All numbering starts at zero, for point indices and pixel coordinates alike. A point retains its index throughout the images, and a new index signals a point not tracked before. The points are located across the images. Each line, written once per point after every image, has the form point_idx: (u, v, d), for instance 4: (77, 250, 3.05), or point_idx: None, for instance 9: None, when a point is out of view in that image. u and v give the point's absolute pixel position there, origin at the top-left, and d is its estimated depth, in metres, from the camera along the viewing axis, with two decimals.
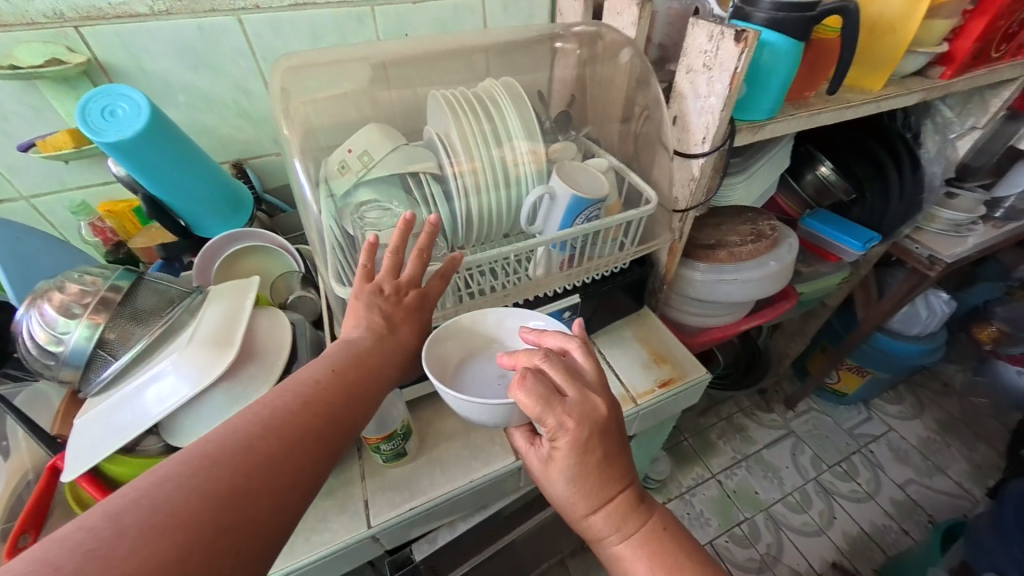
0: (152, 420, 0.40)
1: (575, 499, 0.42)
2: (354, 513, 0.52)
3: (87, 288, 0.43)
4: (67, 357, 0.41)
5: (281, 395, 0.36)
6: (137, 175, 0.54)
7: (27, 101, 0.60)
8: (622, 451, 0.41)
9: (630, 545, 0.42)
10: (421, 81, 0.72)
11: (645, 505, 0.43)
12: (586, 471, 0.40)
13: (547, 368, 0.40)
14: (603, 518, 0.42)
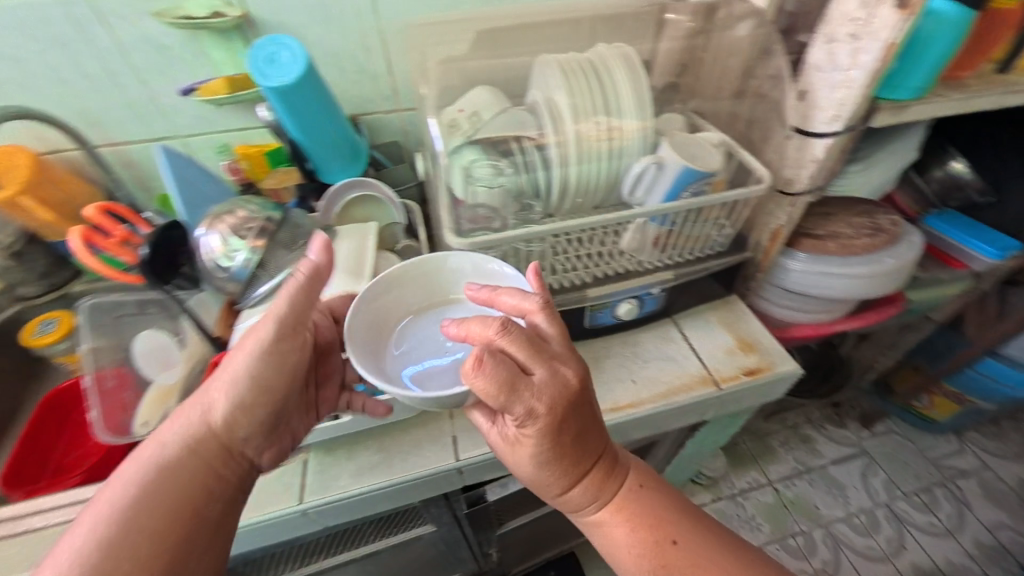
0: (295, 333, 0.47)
1: (549, 479, 0.44)
2: (443, 445, 0.57)
3: (252, 215, 0.50)
4: (234, 272, 0.48)
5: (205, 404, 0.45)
6: (285, 119, 0.60)
7: (192, 50, 0.69)
8: (589, 425, 0.43)
9: (611, 512, 0.45)
10: (528, 48, 0.73)
11: (620, 472, 0.46)
12: (557, 452, 0.41)
13: (506, 347, 0.39)
14: (581, 492, 0.44)
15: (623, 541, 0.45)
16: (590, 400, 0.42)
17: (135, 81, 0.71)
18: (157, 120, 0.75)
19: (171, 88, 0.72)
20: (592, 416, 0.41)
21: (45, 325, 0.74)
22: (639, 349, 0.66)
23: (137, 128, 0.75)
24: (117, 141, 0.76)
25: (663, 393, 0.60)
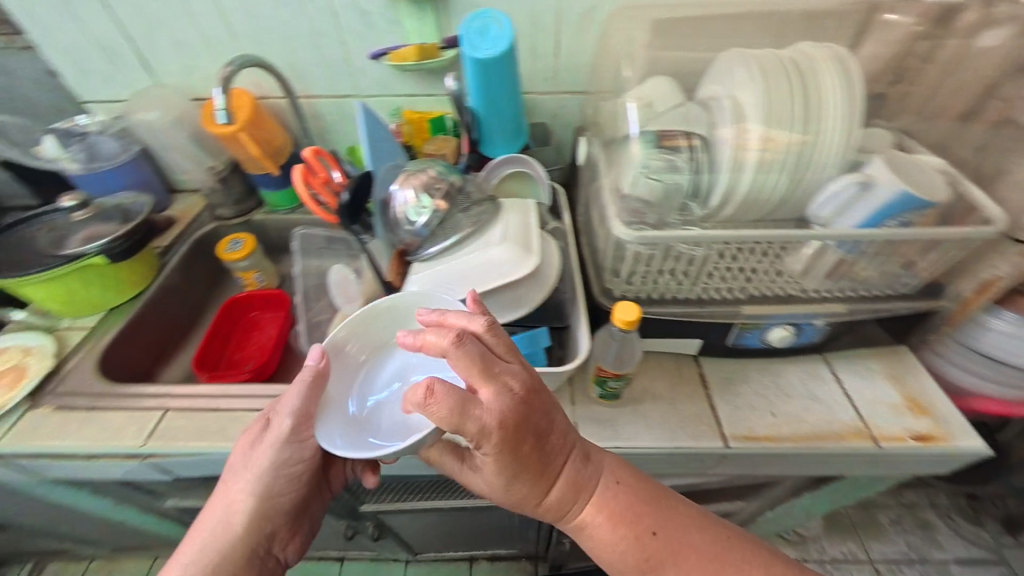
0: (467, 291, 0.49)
1: (523, 495, 0.42)
2: None
3: (439, 177, 0.55)
4: (417, 227, 0.53)
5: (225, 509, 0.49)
6: (473, 89, 0.63)
7: (388, 18, 0.76)
8: (556, 427, 0.41)
9: (593, 514, 0.43)
10: (708, 40, 0.69)
11: (595, 469, 0.44)
12: (521, 466, 0.40)
13: (458, 368, 0.38)
14: (560, 493, 0.43)
15: (608, 541, 0.43)
16: (551, 400, 0.40)
17: (336, 40, 0.79)
18: (344, 78, 0.84)
19: (363, 51, 0.80)
20: (547, 424, 0.40)
21: (235, 243, 0.89)
22: (781, 381, 0.60)
23: (328, 83, 0.84)
24: (310, 93, 0.86)
25: (807, 434, 0.54)
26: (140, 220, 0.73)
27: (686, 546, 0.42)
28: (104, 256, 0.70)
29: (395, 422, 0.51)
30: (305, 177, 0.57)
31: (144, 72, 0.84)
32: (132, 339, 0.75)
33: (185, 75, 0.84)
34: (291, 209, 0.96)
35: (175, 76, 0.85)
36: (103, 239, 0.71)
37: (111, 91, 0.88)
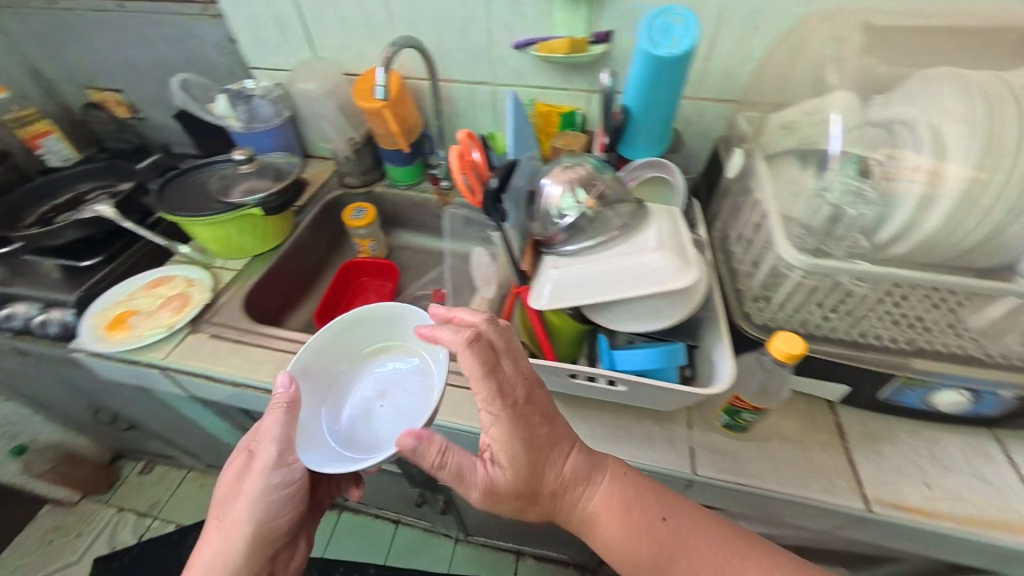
0: (610, 296, 0.46)
1: (533, 480, 0.45)
2: (679, 451, 0.53)
3: (593, 174, 0.53)
4: (566, 222, 0.52)
5: (219, 535, 0.54)
6: (631, 86, 0.60)
7: (539, 9, 0.75)
8: (553, 416, 0.46)
9: (596, 505, 0.46)
10: (912, 48, 0.58)
11: (593, 459, 0.48)
12: (529, 437, 0.44)
13: (471, 353, 0.45)
14: (563, 478, 0.46)
15: (621, 528, 0.46)
16: (549, 394, 0.46)
17: (483, 28, 0.80)
18: (482, 66, 0.85)
19: (507, 41, 0.80)
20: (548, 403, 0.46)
21: (359, 212, 0.96)
22: (938, 451, 0.53)
23: (465, 69, 0.86)
24: (447, 77, 0.88)
25: (970, 518, 0.47)
26: (290, 180, 0.80)
27: (695, 538, 0.45)
28: (259, 209, 0.77)
29: (367, 435, 0.60)
30: (463, 168, 0.57)
31: (305, 46, 0.92)
32: (269, 285, 0.84)
33: (339, 52, 0.91)
34: (409, 185, 1.01)
35: (330, 52, 0.91)
36: (261, 194, 0.79)
37: (274, 61, 0.97)
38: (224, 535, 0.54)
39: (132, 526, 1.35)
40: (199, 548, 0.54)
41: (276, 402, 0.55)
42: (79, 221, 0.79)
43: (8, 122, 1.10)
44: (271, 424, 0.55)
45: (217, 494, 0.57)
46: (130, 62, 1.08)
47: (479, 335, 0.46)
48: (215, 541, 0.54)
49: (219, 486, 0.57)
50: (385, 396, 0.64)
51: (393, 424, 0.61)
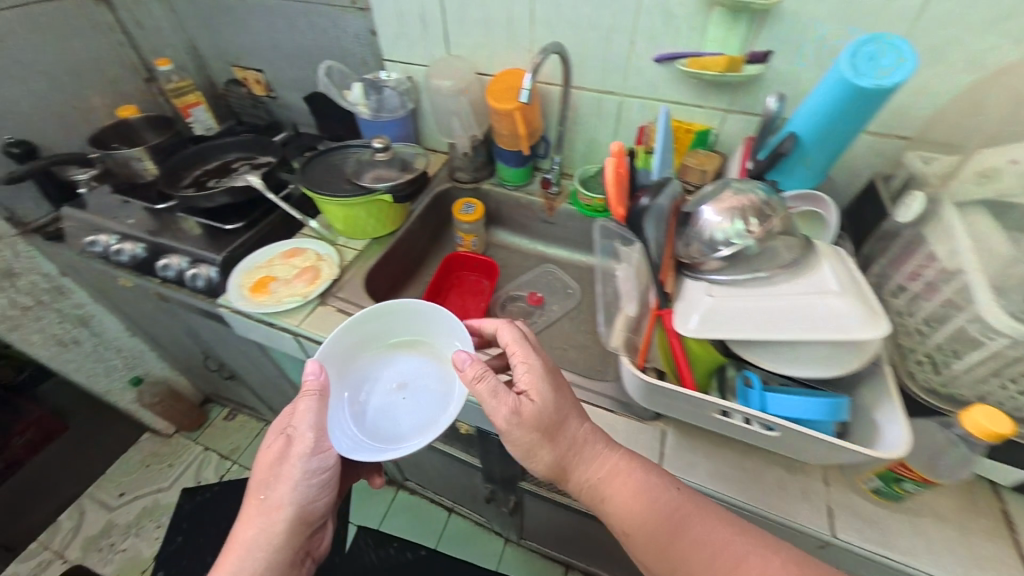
0: (782, 335, 0.45)
1: (556, 434, 0.51)
2: (815, 508, 0.50)
3: (764, 205, 0.50)
4: (731, 253, 0.49)
5: (260, 516, 0.58)
6: (808, 112, 0.57)
7: (690, 23, 0.73)
8: (564, 388, 0.54)
9: (601, 473, 0.51)
10: None
11: (596, 433, 0.53)
12: (553, 392, 0.52)
13: (507, 339, 0.56)
14: (574, 445, 0.52)
15: (633, 492, 0.49)
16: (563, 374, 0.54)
17: (626, 38, 0.79)
18: (615, 76, 0.84)
19: (649, 53, 0.79)
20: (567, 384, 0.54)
21: (468, 207, 0.97)
22: None
23: (597, 78, 0.85)
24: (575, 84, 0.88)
25: None
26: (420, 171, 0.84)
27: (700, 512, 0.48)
28: (389, 196, 0.82)
29: (390, 426, 0.65)
30: (618, 183, 0.57)
31: (440, 43, 0.95)
32: (384, 267, 0.88)
33: (472, 50, 0.93)
34: (517, 186, 1.02)
35: (464, 50, 0.94)
36: (391, 182, 0.84)
37: (407, 54, 1.01)
38: (265, 516, 0.58)
39: (214, 466, 1.48)
40: (242, 525, 0.58)
41: (310, 391, 0.60)
42: (231, 188, 0.88)
43: (169, 92, 1.23)
44: (307, 415, 0.60)
45: (256, 476, 0.60)
46: (275, 45, 1.17)
47: (506, 327, 0.58)
48: (257, 521, 0.58)
49: (258, 467, 0.61)
50: (405, 390, 0.69)
51: (415, 418, 0.65)
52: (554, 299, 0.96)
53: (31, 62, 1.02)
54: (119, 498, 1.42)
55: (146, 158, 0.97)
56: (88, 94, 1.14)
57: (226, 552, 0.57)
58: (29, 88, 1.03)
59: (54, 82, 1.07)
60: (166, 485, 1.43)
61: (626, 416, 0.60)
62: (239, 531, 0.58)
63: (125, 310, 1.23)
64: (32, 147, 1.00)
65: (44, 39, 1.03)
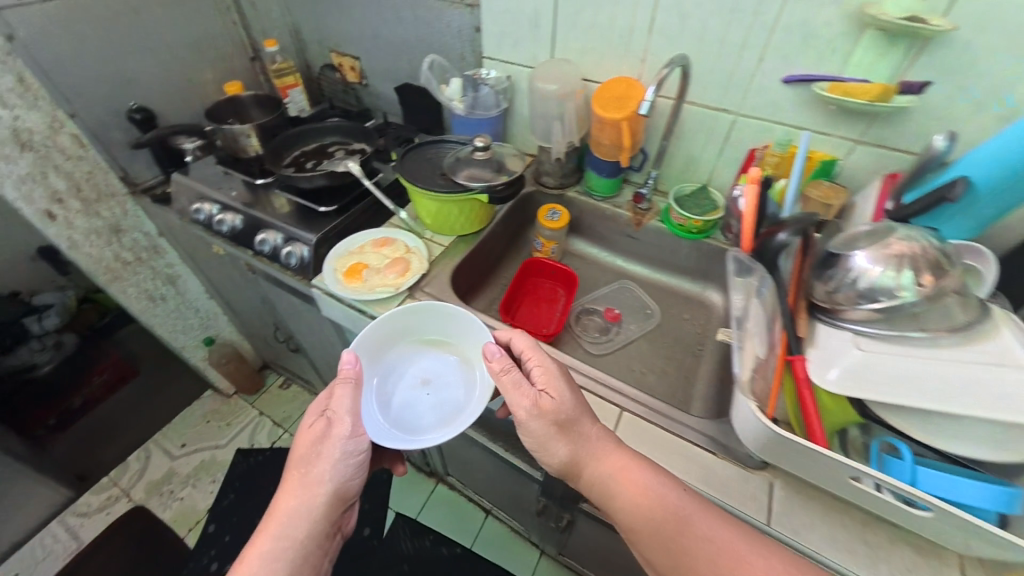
0: (950, 408, 0.40)
1: (568, 433, 0.55)
2: None
3: (932, 258, 0.46)
4: (893, 304, 0.45)
5: (301, 490, 0.57)
6: (992, 157, 0.52)
7: (832, 45, 0.68)
8: (576, 387, 0.58)
9: (612, 470, 0.53)
10: None
11: (605, 432, 0.56)
12: (567, 396, 0.56)
13: (523, 344, 0.62)
14: (588, 441, 0.55)
15: (642, 492, 0.51)
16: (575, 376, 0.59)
17: (754, 55, 0.74)
18: (732, 94, 0.79)
19: (777, 73, 0.73)
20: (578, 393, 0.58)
21: (553, 214, 0.95)
22: None
23: (714, 94, 0.81)
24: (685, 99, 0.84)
25: None
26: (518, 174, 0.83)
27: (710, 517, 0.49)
28: (487, 196, 0.81)
29: (414, 420, 0.66)
30: (757, 218, 0.57)
31: (547, 45, 0.93)
32: (468, 264, 0.88)
33: (579, 55, 0.91)
34: (604, 197, 0.99)
35: (571, 54, 0.91)
36: (486, 181, 0.83)
37: (509, 53, 1.00)
38: (305, 491, 0.57)
39: (267, 431, 1.56)
40: (281, 496, 0.58)
41: (344, 377, 0.61)
42: (330, 172, 0.90)
43: (272, 72, 1.26)
44: (344, 398, 0.60)
45: (294, 452, 0.60)
46: (376, 34, 1.18)
47: (519, 335, 0.64)
48: (297, 494, 0.57)
49: (296, 443, 0.60)
50: (429, 386, 0.69)
51: (438, 413, 0.66)
52: (632, 319, 0.93)
53: (158, 35, 1.08)
54: (181, 449, 1.52)
55: (253, 135, 0.99)
56: (201, 69, 1.20)
57: (263, 523, 0.56)
58: (154, 59, 1.09)
59: (175, 55, 1.13)
60: (222, 442, 1.52)
61: (727, 459, 0.56)
62: (277, 503, 0.57)
63: (210, 274, 1.30)
64: (151, 114, 1.07)
65: (172, 14, 1.09)
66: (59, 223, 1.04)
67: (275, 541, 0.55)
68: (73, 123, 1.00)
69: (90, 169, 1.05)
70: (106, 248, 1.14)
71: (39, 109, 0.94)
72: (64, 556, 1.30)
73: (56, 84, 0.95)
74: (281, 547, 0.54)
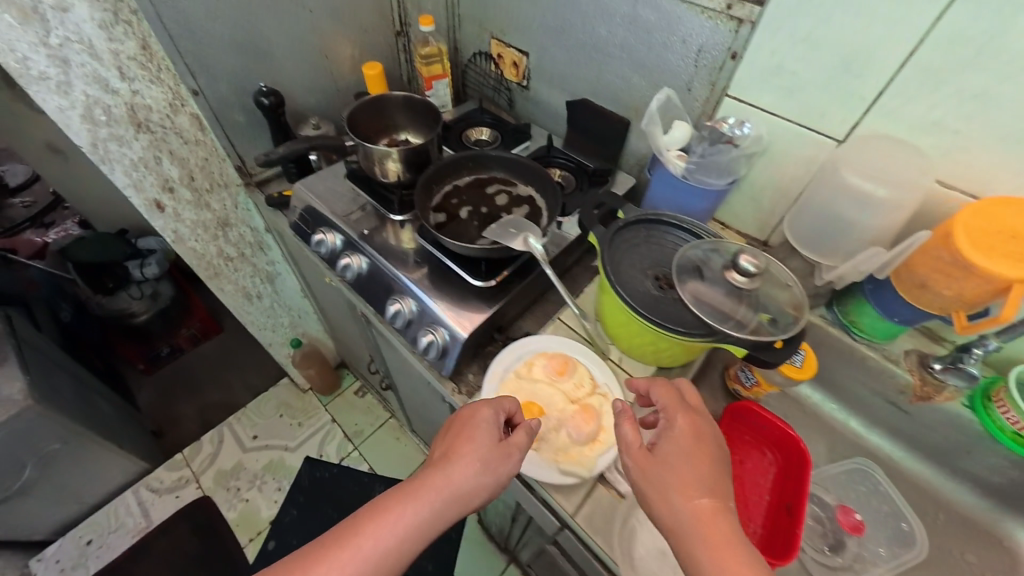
0: None
1: (655, 490, 0.45)
2: None
3: None
4: None
5: (464, 482, 0.48)
6: None
7: None
8: (701, 447, 0.47)
9: (708, 558, 0.40)
10: None
11: (722, 507, 0.43)
12: (668, 456, 0.46)
13: (656, 386, 0.52)
14: (677, 507, 0.44)
15: None
16: (711, 435, 0.47)
17: None
18: None
19: None
20: (700, 454, 0.46)
21: (795, 355, 0.66)
22: None
23: None
24: None
25: None
26: (796, 331, 0.53)
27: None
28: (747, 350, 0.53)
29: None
30: None
31: (860, 104, 0.60)
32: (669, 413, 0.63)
33: (920, 132, 0.57)
34: (868, 342, 0.67)
35: (903, 128, 0.58)
36: (733, 322, 0.54)
37: (777, 100, 0.67)
38: (466, 486, 0.48)
39: (337, 443, 1.49)
40: (457, 467, 0.49)
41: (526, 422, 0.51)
42: (500, 243, 0.65)
43: (419, 57, 1.00)
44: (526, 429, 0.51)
45: (479, 432, 0.51)
46: (562, 29, 0.88)
47: (658, 388, 0.52)
48: (470, 482, 0.49)
49: (482, 422, 0.52)
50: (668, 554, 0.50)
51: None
52: (878, 536, 0.66)
53: None
54: (252, 440, 1.47)
55: (395, 157, 0.74)
56: (340, 41, 0.96)
57: (425, 485, 0.48)
58: (292, 28, 0.87)
59: (315, 24, 0.89)
60: (292, 446, 1.46)
61: None
62: (444, 469, 0.49)
63: (312, 283, 1.16)
64: (281, 101, 0.86)
65: None
66: (167, 215, 0.88)
67: (415, 510, 0.47)
68: (196, 102, 0.81)
69: (206, 156, 0.88)
70: (211, 243, 0.99)
71: (161, 84, 0.75)
72: (135, 532, 1.30)
73: (182, 53, 0.75)
74: (431, 520, 0.47)
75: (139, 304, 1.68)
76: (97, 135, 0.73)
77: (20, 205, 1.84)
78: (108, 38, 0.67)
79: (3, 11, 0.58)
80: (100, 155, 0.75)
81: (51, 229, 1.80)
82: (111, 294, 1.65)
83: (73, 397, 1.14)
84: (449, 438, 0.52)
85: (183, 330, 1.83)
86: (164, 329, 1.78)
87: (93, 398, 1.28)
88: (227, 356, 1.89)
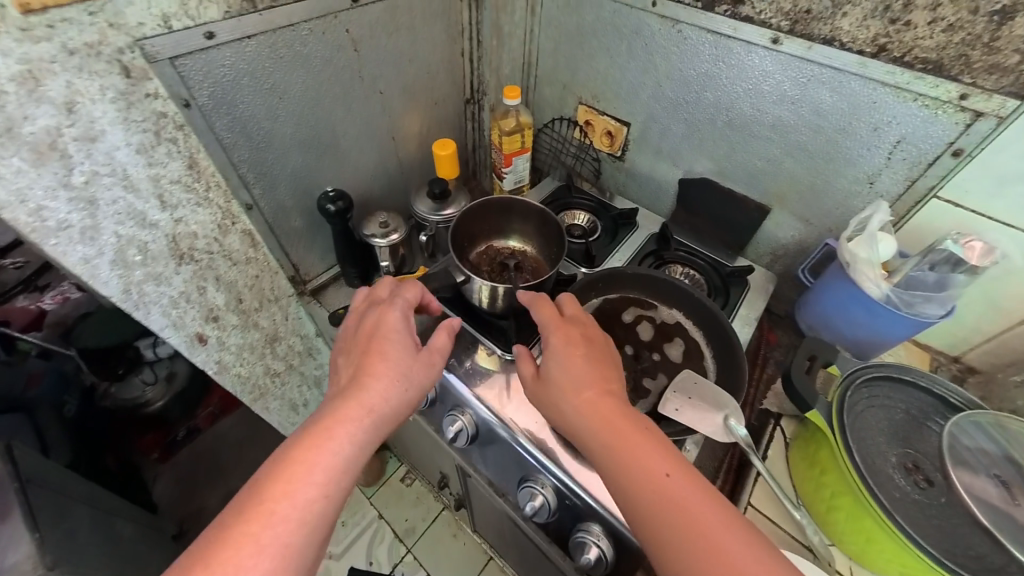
0: None
1: (551, 402, 0.47)
2: None
3: None
4: None
5: (389, 401, 0.47)
6: None
7: None
8: (578, 348, 0.48)
9: (599, 446, 0.42)
10: None
11: (605, 391, 0.45)
12: (548, 363, 0.48)
13: (529, 304, 0.53)
14: (569, 415, 0.45)
15: (628, 471, 0.40)
16: (581, 338, 0.48)
17: None
18: None
19: None
20: (573, 348, 0.48)
21: None
22: None
23: None
24: None
25: None
26: None
27: (767, 539, 0.35)
28: None
29: None
30: None
31: None
32: None
33: None
34: None
35: None
36: None
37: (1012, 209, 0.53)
38: (391, 402, 0.47)
39: (387, 545, 1.31)
40: (376, 386, 0.47)
41: (445, 326, 0.55)
42: (687, 423, 0.50)
43: (495, 130, 0.84)
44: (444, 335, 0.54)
45: (391, 346, 0.50)
46: (684, 102, 0.72)
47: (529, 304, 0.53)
48: (393, 397, 0.48)
49: (393, 337, 0.51)
50: None
51: None
52: None
53: (373, 79, 0.69)
54: None
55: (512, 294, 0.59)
56: (407, 118, 0.79)
57: (343, 411, 0.45)
58: (357, 114, 0.70)
59: (382, 104, 0.73)
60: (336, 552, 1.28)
61: None
62: (362, 392, 0.46)
63: None
64: (349, 202, 0.70)
65: (394, 44, 0.69)
66: (210, 347, 0.70)
67: (344, 441, 0.43)
68: (248, 217, 0.65)
69: (257, 274, 0.71)
70: (258, 363, 0.82)
71: (209, 204, 0.59)
72: None
73: (236, 163, 0.60)
74: (363, 443, 0.44)
75: (154, 391, 1.49)
76: (132, 279, 0.55)
77: (12, 267, 1.41)
78: (147, 163, 0.50)
79: (11, 154, 0.41)
80: (134, 301, 0.57)
81: (48, 293, 1.42)
82: (122, 380, 1.47)
83: (88, 540, 0.95)
84: (355, 360, 0.50)
85: (201, 411, 1.65)
86: (181, 414, 1.58)
87: (113, 524, 1.09)
88: (250, 435, 1.70)
